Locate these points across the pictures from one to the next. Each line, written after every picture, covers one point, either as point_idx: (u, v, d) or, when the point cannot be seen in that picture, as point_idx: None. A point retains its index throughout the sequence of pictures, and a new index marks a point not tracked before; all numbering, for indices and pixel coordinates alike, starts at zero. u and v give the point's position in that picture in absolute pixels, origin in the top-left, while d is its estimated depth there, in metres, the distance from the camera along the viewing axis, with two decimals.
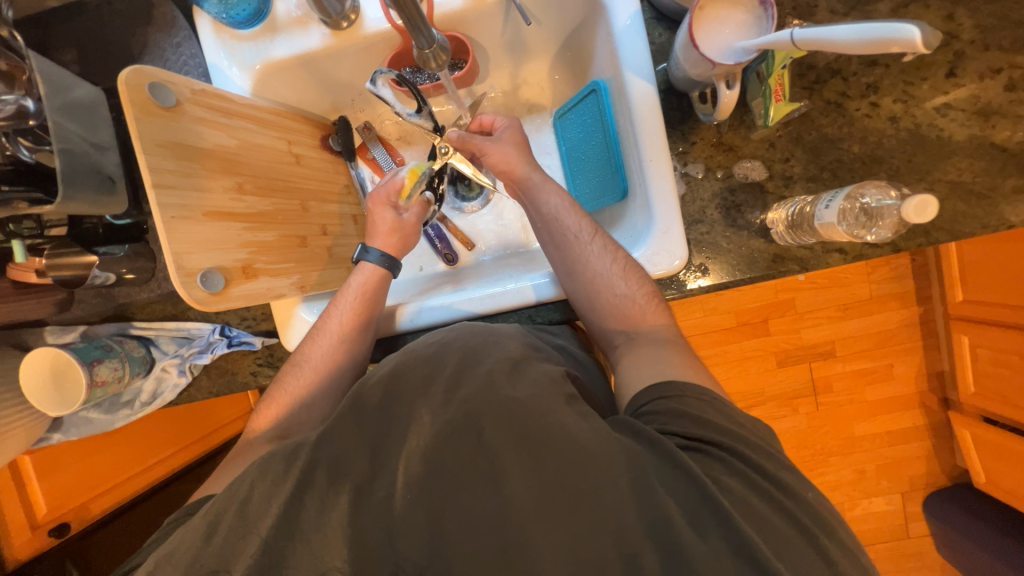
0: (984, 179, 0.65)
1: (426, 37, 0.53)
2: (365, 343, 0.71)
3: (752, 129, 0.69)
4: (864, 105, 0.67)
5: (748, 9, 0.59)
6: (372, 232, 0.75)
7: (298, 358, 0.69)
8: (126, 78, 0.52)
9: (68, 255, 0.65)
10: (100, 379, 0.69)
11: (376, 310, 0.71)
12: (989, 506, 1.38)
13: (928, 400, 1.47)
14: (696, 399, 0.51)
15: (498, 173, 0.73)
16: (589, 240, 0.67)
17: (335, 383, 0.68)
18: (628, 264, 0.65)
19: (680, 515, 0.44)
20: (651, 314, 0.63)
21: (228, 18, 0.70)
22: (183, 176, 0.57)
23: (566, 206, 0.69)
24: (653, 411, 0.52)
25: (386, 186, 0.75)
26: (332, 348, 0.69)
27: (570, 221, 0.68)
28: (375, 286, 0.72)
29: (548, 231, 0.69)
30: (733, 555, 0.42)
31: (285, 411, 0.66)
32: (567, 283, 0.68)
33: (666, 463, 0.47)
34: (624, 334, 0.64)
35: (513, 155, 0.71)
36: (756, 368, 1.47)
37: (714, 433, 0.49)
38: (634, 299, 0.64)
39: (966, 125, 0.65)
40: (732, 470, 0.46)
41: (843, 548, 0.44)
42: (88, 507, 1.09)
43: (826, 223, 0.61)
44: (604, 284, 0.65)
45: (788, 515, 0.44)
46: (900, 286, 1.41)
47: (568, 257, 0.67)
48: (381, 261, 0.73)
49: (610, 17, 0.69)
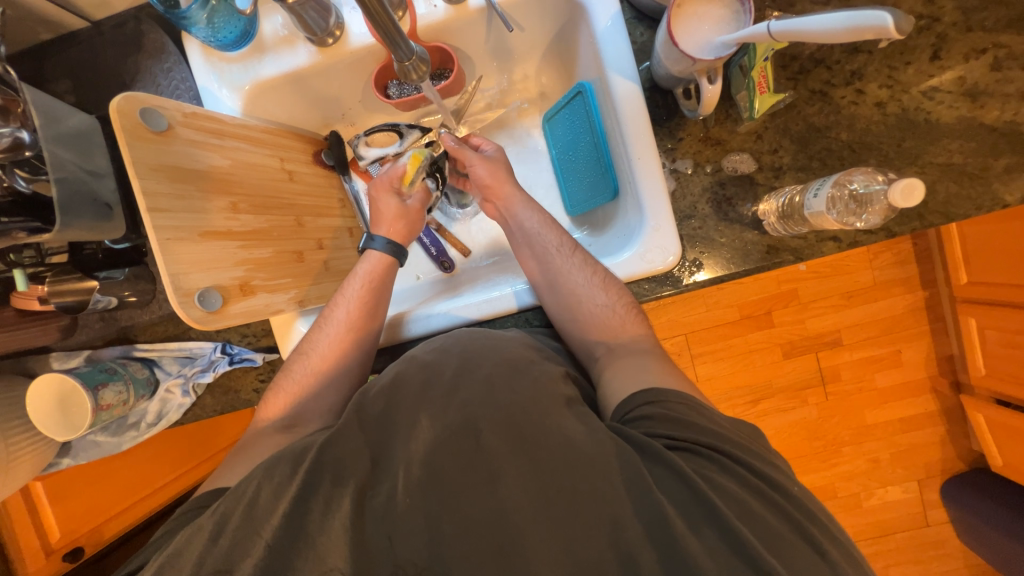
0: (975, 160, 0.65)
1: (405, 50, 0.53)
2: (376, 325, 0.71)
3: (738, 122, 0.69)
4: (849, 92, 0.67)
5: (726, 5, 0.59)
6: (377, 220, 0.76)
7: (307, 346, 0.69)
8: (120, 105, 0.53)
9: (69, 281, 0.66)
10: (105, 402, 0.70)
11: (384, 293, 0.72)
12: (1008, 490, 1.36)
13: (938, 385, 1.45)
14: (680, 404, 0.51)
15: (483, 187, 0.75)
16: (569, 254, 0.68)
17: (345, 365, 0.68)
18: (607, 278, 0.66)
19: (673, 511, 0.44)
20: (630, 325, 0.64)
21: (216, 41, 0.71)
22: (176, 199, 0.58)
23: (547, 222, 0.71)
24: (640, 416, 0.51)
25: (388, 174, 0.77)
26: (340, 334, 0.68)
27: (550, 236, 0.70)
28: (382, 273, 0.72)
29: (529, 245, 0.71)
30: (729, 551, 0.42)
31: (296, 399, 0.66)
32: (547, 297, 0.68)
33: (658, 463, 0.46)
34: (605, 346, 0.64)
35: (500, 175, 0.74)
36: (762, 360, 1.46)
37: (699, 433, 0.48)
38: (613, 309, 0.64)
39: (954, 107, 0.65)
40: (722, 468, 0.46)
41: (834, 539, 0.44)
42: (101, 529, 1.10)
43: (816, 212, 0.61)
44: (583, 296, 0.65)
45: (778, 509, 0.44)
46: (903, 271, 1.40)
47: (549, 268, 0.68)
48: (388, 249, 0.73)
49: (592, 18, 0.70)
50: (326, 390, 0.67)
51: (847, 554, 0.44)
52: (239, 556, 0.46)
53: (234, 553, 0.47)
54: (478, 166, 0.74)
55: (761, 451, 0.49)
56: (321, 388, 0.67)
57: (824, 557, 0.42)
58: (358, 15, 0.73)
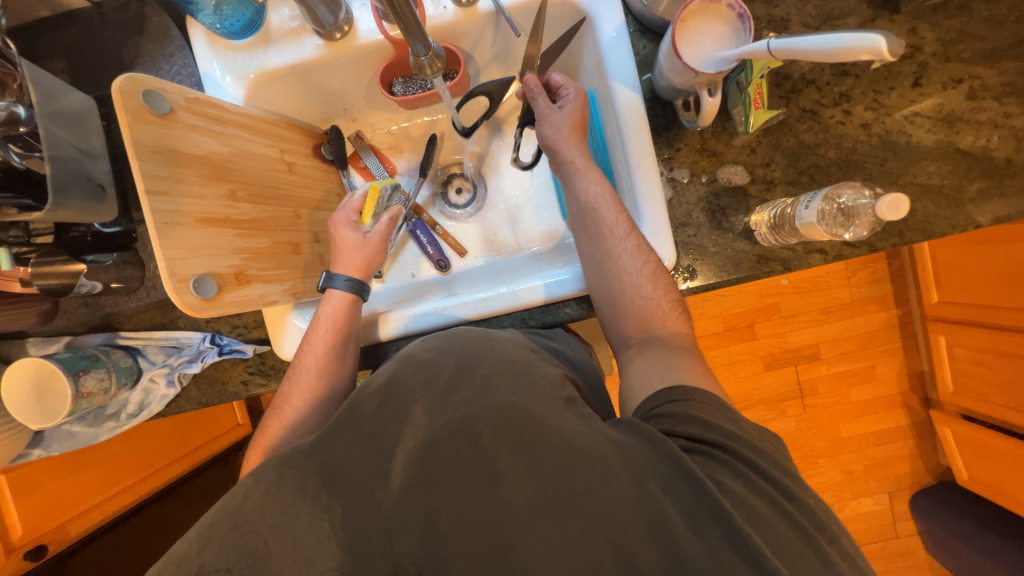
0: (951, 182, 0.69)
1: (422, 42, 0.53)
2: (346, 371, 0.70)
3: (733, 136, 0.71)
4: (837, 113, 0.71)
5: (727, 22, 0.62)
6: (335, 257, 0.74)
7: (280, 399, 0.68)
8: (121, 86, 0.52)
9: (54, 263, 0.65)
10: (86, 390, 0.67)
11: (351, 338, 0.71)
12: (973, 504, 1.42)
13: (910, 400, 1.51)
14: (705, 403, 0.52)
15: (545, 144, 0.72)
16: (623, 237, 0.66)
17: (312, 414, 0.66)
18: (657, 270, 0.66)
19: (676, 514, 0.44)
20: (671, 321, 0.64)
21: (222, 29, 0.70)
22: (176, 182, 0.57)
23: (606, 197, 0.68)
24: (664, 413, 0.53)
25: (345, 209, 0.76)
26: (311, 382, 0.68)
27: (607, 214, 0.67)
28: (343, 316, 0.71)
29: (583, 219, 0.69)
30: (732, 554, 0.42)
31: (266, 453, 0.64)
32: (594, 277, 0.69)
33: (665, 461, 0.47)
34: (639, 337, 0.65)
35: (564, 133, 0.70)
36: (745, 372, 1.50)
37: (720, 435, 0.49)
38: (657, 304, 0.65)
39: (932, 132, 0.69)
40: (734, 472, 0.47)
41: (832, 539, 0.45)
42: (67, 527, 1.02)
43: (807, 223, 0.63)
44: (630, 285, 0.65)
45: (779, 510, 0.45)
46: (878, 289, 1.46)
47: (600, 249, 0.67)
48: (349, 287, 0.72)
49: (596, 29, 0.72)
50: (294, 437, 0.63)
51: (847, 556, 0.45)
52: (238, 549, 0.46)
53: (231, 546, 0.46)
54: (545, 124, 0.71)
55: (780, 460, 0.50)
56: (286, 441, 0.64)
57: (820, 558, 0.43)
58: (368, 12, 0.73)
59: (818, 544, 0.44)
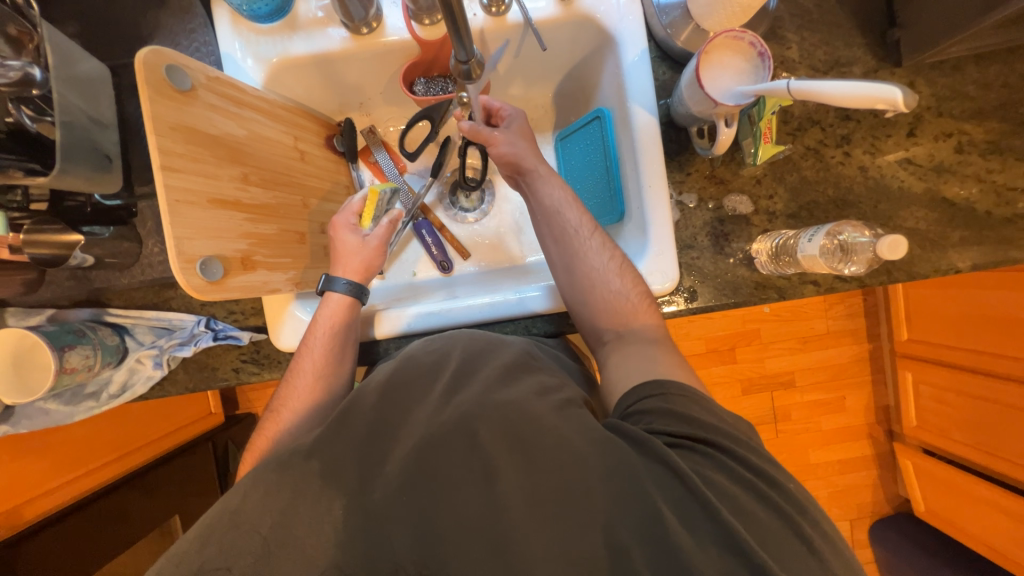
0: (936, 228, 0.73)
1: (467, 50, 0.54)
2: (344, 375, 0.69)
3: (741, 165, 0.74)
4: (838, 153, 0.75)
5: (747, 58, 0.64)
6: (337, 257, 0.74)
7: (278, 402, 0.67)
8: (144, 58, 0.51)
9: (47, 232, 0.62)
10: (70, 365, 0.65)
11: (350, 340, 0.70)
12: (931, 535, 1.47)
13: (876, 432, 1.57)
14: (680, 396, 0.54)
15: (503, 164, 0.74)
16: (588, 235, 0.70)
17: (312, 416, 0.65)
18: (624, 264, 0.69)
19: (667, 509, 0.45)
20: (643, 312, 0.66)
21: (249, 11, 0.69)
22: (191, 160, 0.56)
23: (569, 200, 0.72)
24: (641, 411, 0.54)
25: (345, 210, 0.76)
26: (309, 385, 0.67)
27: (571, 216, 0.71)
28: (342, 318, 0.70)
29: (549, 223, 0.72)
30: (722, 549, 0.43)
31: (261, 457, 0.62)
32: (563, 279, 0.71)
33: (652, 458, 0.48)
34: (614, 331, 0.66)
35: (520, 147, 0.73)
36: (723, 394, 1.54)
37: (697, 428, 0.51)
38: (627, 296, 0.67)
39: (922, 179, 0.74)
40: (716, 464, 0.48)
41: (829, 545, 0.45)
42: (21, 511, 0.91)
43: (808, 255, 0.66)
44: (597, 280, 0.68)
45: (772, 511, 0.46)
46: (854, 323, 1.53)
47: (566, 250, 0.70)
48: (349, 291, 0.71)
49: (620, 50, 0.74)
50: (290, 439, 0.62)
51: (842, 563, 0.45)
52: (234, 549, 0.45)
53: (228, 545, 0.45)
54: (502, 142, 0.73)
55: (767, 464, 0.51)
56: (281, 442, 0.62)
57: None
58: (397, 10, 0.74)
59: (822, 557, 0.44)
